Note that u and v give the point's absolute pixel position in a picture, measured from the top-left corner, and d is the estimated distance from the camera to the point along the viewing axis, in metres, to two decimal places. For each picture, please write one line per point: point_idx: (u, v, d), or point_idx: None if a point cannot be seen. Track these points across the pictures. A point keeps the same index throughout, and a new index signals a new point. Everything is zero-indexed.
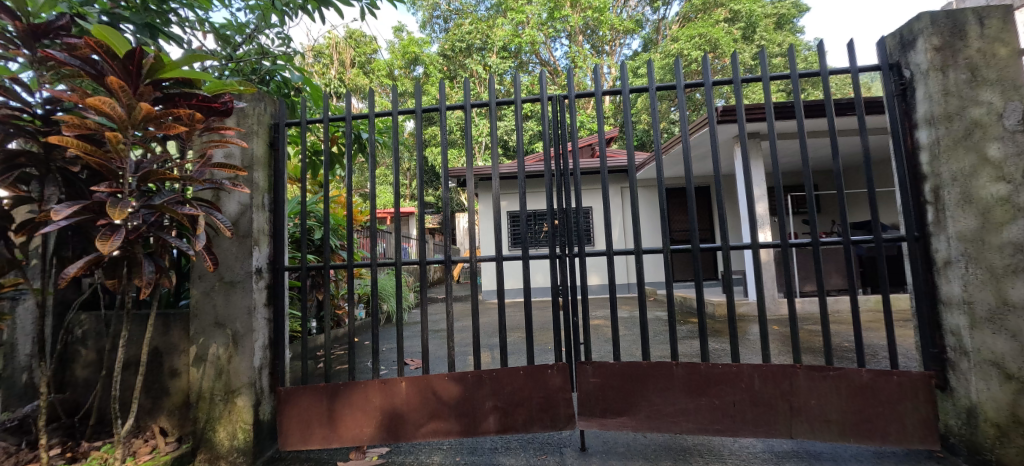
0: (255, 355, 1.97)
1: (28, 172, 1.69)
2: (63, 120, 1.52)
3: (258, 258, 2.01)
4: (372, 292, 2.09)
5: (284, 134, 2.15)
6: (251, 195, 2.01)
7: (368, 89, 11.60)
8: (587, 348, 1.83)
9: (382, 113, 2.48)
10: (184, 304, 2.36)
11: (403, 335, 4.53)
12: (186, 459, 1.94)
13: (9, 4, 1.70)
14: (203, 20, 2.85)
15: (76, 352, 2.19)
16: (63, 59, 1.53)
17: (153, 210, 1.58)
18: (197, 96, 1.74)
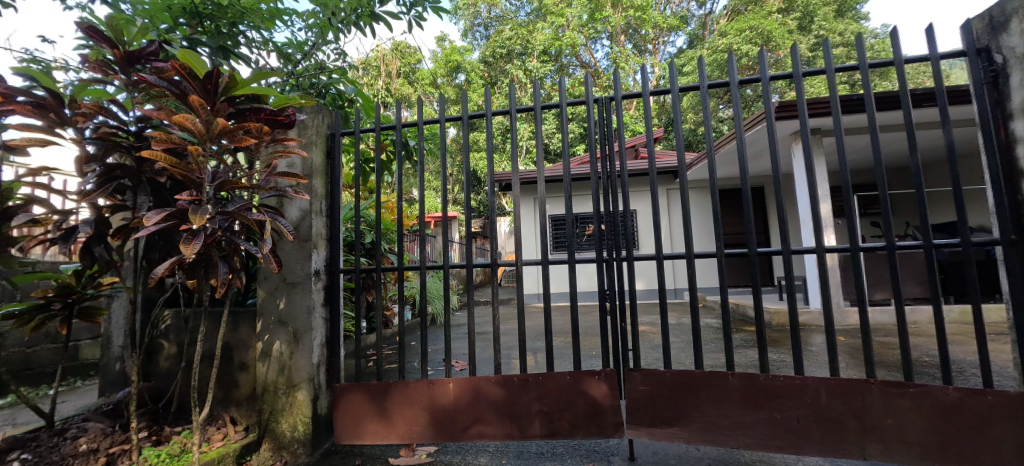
0: (314, 352, 2.08)
1: (123, 184, 1.89)
2: (153, 135, 1.69)
3: (316, 261, 2.13)
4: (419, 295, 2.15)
5: (339, 143, 2.27)
6: (310, 201, 2.14)
7: (413, 98, 11.99)
8: (636, 354, 1.78)
9: (429, 121, 2.55)
10: (251, 303, 2.55)
11: (449, 337, 4.63)
12: (253, 448, 2.08)
13: (109, 34, 1.92)
14: (267, 40, 3.08)
15: (160, 345, 2.41)
16: (153, 81, 1.71)
17: (227, 216, 1.72)
18: (264, 110, 1.88)
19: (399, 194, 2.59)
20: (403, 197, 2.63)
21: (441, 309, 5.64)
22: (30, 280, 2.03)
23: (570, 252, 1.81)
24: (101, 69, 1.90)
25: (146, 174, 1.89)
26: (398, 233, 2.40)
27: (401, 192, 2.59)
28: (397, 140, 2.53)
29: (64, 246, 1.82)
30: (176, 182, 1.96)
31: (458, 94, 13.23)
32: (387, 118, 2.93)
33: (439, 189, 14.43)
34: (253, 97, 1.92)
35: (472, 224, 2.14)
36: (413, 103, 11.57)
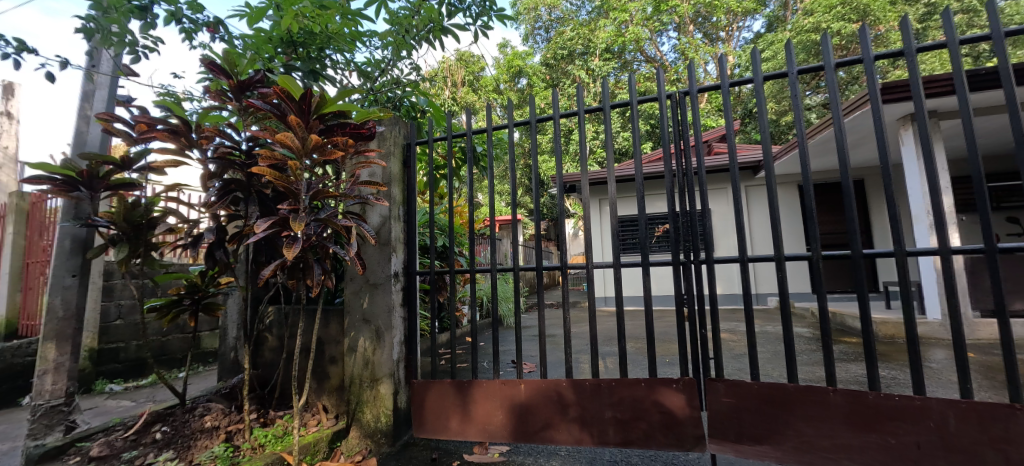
0: (394, 349, 2.22)
1: (237, 196, 2.16)
2: (260, 153, 1.91)
3: (395, 263, 2.28)
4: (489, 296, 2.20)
5: (414, 152, 2.40)
6: (389, 208, 2.28)
7: (476, 105, 12.32)
8: (718, 363, 1.67)
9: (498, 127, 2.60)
10: (340, 302, 2.77)
11: (518, 339, 4.68)
12: (342, 435, 2.26)
13: (224, 65, 2.20)
14: (349, 61, 3.35)
15: (265, 337, 2.72)
16: (259, 105, 1.93)
17: (320, 223, 1.89)
18: (350, 125, 2.05)
19: (469, 198, 2.68)
20: (473, 202, 2.71)
21: (509, 311, 5.71)
22: (167, 280, 2.40)
23: (644, 254, 1.75)
24: (218, 97, 2.19)
25: (255, 186, 2.15)
26: (468, 236, 2.48)
27: (471, 196, 2.68)
28: (468, 147, 2.63)
29: (193, 251, 2.13)
30: (278, 193, 2.20)
31: (521, 99, 13.36)
32: (456, 125, 3.05)
33: (505, 192, 14.67)
34: (340, 113, 2.09)
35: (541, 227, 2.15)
36: (477, 112, 11.90)
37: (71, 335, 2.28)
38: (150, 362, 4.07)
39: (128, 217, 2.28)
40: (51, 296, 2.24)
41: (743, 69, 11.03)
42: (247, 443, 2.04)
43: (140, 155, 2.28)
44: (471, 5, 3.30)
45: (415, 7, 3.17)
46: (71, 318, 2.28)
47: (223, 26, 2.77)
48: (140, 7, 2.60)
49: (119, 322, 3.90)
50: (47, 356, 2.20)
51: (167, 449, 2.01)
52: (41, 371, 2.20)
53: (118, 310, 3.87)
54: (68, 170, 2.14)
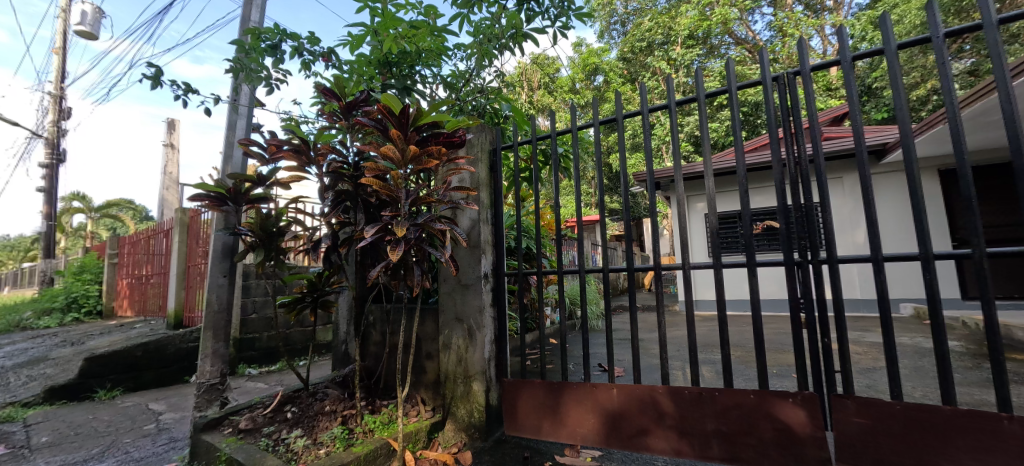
0: (485, 347, 2.30)
1: (348, 205, 2.40)
2: (367, 166, 2.10)
3: (485, 264, 2.37)
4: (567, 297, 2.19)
5: (501, 157, 2.47)
6: (478, 211, 2.38)
7: (551, 107, 12.32)
8: (847, 378, 1.46)
9: (567, 131, 2.53)
10: (434, 301, 2.95)
11: (603, 342, 4.54)
12: (439, 426, 2.40)
13: (335, 89, 2.48)
14: (437, 75, 3.56)
15: (371, 332, 2.99)
16: (366, 122, 2.14)
17: (418, 228, 2.03)
18: (443, 135, 2.19)
19: (555, 201, 2.66)
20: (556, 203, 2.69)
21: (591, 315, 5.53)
22: (293, 280, 2.76)
23: (748, 253, 1.60)
24: (331, 118, 2.46)
25: (362, 196, 2.38)
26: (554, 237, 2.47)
27: (556, 199, 2.66)
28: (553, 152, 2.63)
29: (313, 255, 2.42)
30: (381, 200, 2.41)
31: (598, 96, 13.07)
32: (538, 128, 3.07)
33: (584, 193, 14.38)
34: (433, 124, 2.23)
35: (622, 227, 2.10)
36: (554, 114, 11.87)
37: (223, 326, 2.72)
38: (280, 351, 4.69)
39: (263, 226, 2.66)
40: (209, 293, 2.70)
41: (859, 40, 9.59)
42: (360, 427, 2.26)
43: (270, 172, 2.65)
44: (549, 7, 3.32)
45: (496, 16, 3.27)
46: (223, 312, 2.73)
47: (333, 54, 3.12)
48: (271, 46, 3.04)
49: (255, 316, 4.54)
50: (207, 342, 2.66)
51: (296, 427, 2.30)
52: (203, 354, 2.66)
53: (253, 306, 4.50)
54: (220, 188, 2.57)
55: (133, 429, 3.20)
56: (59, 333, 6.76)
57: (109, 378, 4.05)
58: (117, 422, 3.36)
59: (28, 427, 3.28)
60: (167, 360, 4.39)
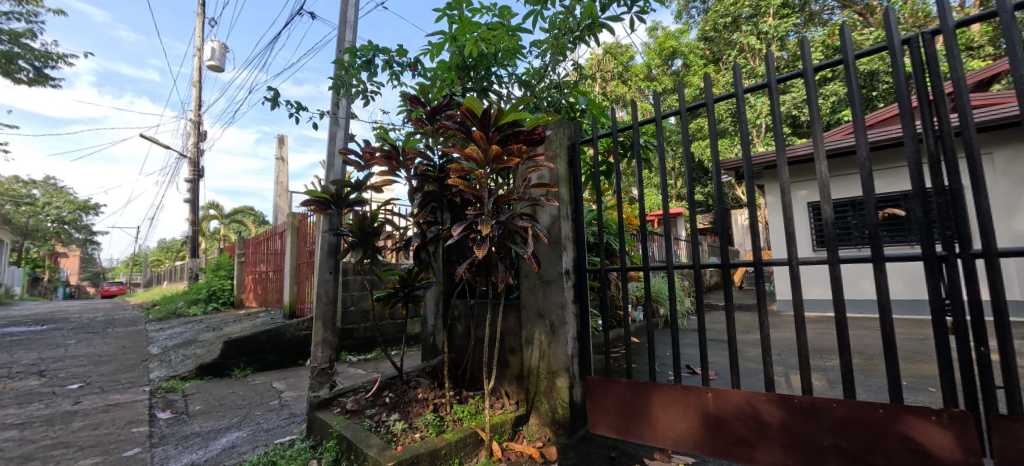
0: (568, 344, 2.28)
1: (434, 205, 2.52)
2: (452, 167, 2.19)
3: (566, 261, 2.35)
4: (649, 295, 2.07)
5: (579, 151, 2.43)
6: (558, 207, 2.37)
7: (625, 98, 11.87)
8: (1010, 394, 1.21)
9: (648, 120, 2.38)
10: (515, 296, 2.99)
11: (689, 342, 4.28)
12: (524, 420, 2.45)
13: (421, 97, 2.62)
14: (512, 75, 3.60)
15: (457, 326, 3.13)
16: (450, 124, 2.22)
17: (501, 225, 2.08)
18: (523, 133, 2.21)
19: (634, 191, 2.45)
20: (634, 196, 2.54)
21: None
22: (386, 275, 2.98)
23: (874, 246, 1.40)
24: (417, 123, 2.61)
25: (446, 196, 2.49)
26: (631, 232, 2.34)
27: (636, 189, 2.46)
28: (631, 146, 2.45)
29: (405, 253, 2.59)
30: (464, 200, 2.50)
31: (676, 82, 12.32)
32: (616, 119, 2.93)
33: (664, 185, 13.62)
34: (513, 122, 2.25)
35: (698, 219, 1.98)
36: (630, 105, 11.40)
37: (330, 316, 3.04)
38: (376, 340, 5.11)
39: (361, 227, 2.92)
40: (319, 287, 3.04)
41: None
42: (450, 416, 2.38)
43: (366, 177, 2.89)
44: None
45: (570, 9, 3.21)
46: (330, 304, 3.05)
47: (419, 63, 3.31)
48: (365, 62, 3.31)
49: (354, 308, 4.99)
50: (319, 331, 2.99)
51: (393, 411, 2.50)
52: (315, 342, 3.00)
53: (351, 299, 4.94)
54: (325, 194, 2.85)
55: (262, 403, 3.71)
56: (204, 320, 8.05)
57: (242, 359, 4.73)
58: (250, 396, 3.92)
59: (186, 396, 3.96)
60: (285, 345, 5.01)
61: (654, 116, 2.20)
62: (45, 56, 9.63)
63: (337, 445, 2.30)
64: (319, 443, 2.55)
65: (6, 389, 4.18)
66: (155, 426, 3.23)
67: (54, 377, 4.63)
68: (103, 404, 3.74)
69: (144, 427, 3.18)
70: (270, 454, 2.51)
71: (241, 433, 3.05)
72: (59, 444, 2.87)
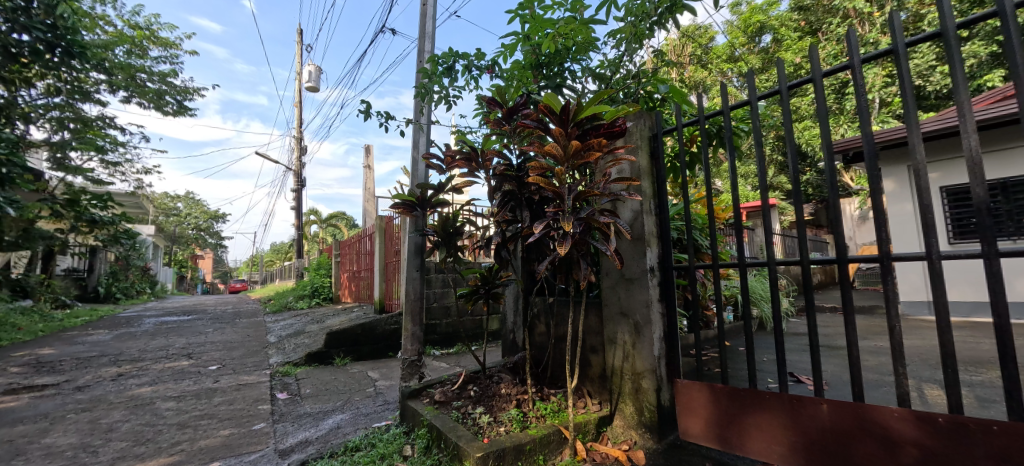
0: (654, 345, 2.17)
1: (513, 204, 2.54)
2: (531, 166, 2.20)
3: (650, 258, 2.24)
4: (744, 298, 1.85)
5: (662, 142, 2.30)
6: (641, 202, 2.27)
7: (706, 83, 11.06)
8: None
9: (739, 105, 2.05)
10: (596, 294, 2.92)
11: (791, 347, 3.87)
12: (608, 421, 2.39)
13: (499, 99, 2.68)
14: (586, 68, 3.52)
15: (536, 323, 3.15)
16: (529, 123, 2.24)
17: (582, 222, 2.03)
18: (603, 126, 2.15)
19: (709, 183, 2.14)
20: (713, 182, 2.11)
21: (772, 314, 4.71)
22: (469, 273, 3.08)
23: None
24: (495, 125, 2.67)
25: (525, 194, 2.51)
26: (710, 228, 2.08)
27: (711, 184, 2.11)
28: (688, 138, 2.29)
29: (486, 251, 2.65)
30: (543, 197, 2.50)
31: (765, 60, 11.22)
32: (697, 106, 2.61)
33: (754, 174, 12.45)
34: (593, 117, 2.20)
35: (803, 212, 1.67)
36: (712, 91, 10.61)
37: (418, 311, 3.23)
38: (457, 335, 5.33)
39: (444, 228, 3.06)
40: (408, 284, 3.24)
41: None
42: (532, 412, 2.40)
43: (448, 179, 3.01)
44: None
45: None
46: (417, 300, 3.25)
47: (495, 65, 3.38)
48: (446, 69, 3.45)
49: (437, 304, 5.24)
50: (409, 325, 3.19)
51: (478, 405, 2.58)
52: (405, 335, 3.21)
53: (435, 295, 5.20)
54: (411, 196, 3.03)
55: (360, 390, 4.06)
56: (309, 314, 9.02)
57: (342, 349, 5.22)
58: (350, 383, 4.32)
59: (298, 380, 4.47)
60: (377, 337, 5.43)
61: (748, 99, 1.90)
62: (184, 90, 11.49)
63: (428, 432, 2.44)
64: (411, 429, 2.73)
65: (166, 367, 5.06)
66: (276, 405, 3.69)
67: (199, 359, 5.50)
68: (235, 383, 4.36)
69: (267, 405, 3.64)
70: (369, 436, 2.73)
71: (344, 415, 3.36)
72: (205, 415, 3.41)
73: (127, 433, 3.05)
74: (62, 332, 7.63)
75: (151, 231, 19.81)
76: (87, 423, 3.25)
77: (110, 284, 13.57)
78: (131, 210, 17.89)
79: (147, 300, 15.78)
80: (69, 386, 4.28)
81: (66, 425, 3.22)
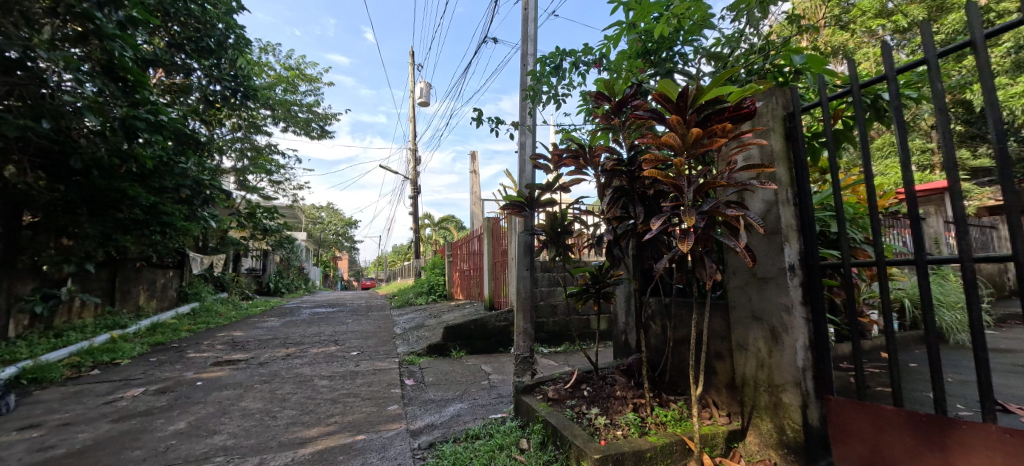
0: (797, 355, 1.89)
1: (624, 201, 2.44)
2: (645, 159, 2.08)
3: (789, 255, 1.95)
4: (925, 302, 1.48)
5: (801, 122, 1.98)
6: (775, 191, 2.00)
7: (846, 49, 9.41)
8: None
9: (908, 67, 1.65)
10: (719, 294, 2.67)
11: (988, 367, 3.06)
12: (739, 436, 2.17)
13: (608, 93, 2.60)
14: (699, 48, 3.24)
15: (651, 324, 2.99)
16: (641, 114, 2.11)
17: (706, 216, 1.85)
18: (727, 109, 1.94)
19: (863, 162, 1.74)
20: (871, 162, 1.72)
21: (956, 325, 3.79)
22: (578, 272, 3.05)
23: None
24: (604, 119, 2.59)
25: (638, 189, 2.38)
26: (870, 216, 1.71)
27: (870, 166, 1.67)
28: (830, 114, 1.90)
29: (597, 249, 2.58)
30: (657, 192, 2.36)
31: (933, 10, 9.11)
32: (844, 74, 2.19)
33: (920, 151, 10.19)
34: (715, 100, 2.01)
35: (1017, 194, 1.27)
36: (857, 56, 8.94)
37: (529, 308, 3.31)
38: (566, 334, 5.33)
39: (552, 227, 3.08)
40: (519, 282, 3.35)
41: None
42: (651, 418, 2.28)
43: (556, 178, 3.02)
44: None
45: None
46: (528, 298, 3.33)
47: (601, 58, 3.30)
48: (554, 68, 3.46)
49: (544, 302, 5.31)
50: (520, 322, 3.29)
51: (593, 405, 2.54)
52: (517, 332, 3.32)
53: (541, 294, 5.28)
54: (520, 197, 3.11)
55: (476, 382, 4.30)
56: (427, 309, 9.85)
57: (458, 343, 5.59)
58: (467, 375, 4.60)
59: (421, 369, 4.90)
60: (488, 333, 5.70)
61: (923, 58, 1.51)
62: (326, 117, 13.49)
63: (543, 429, 2.47)
64: (526, 424, 2.80)
65: (319, 351, 5.98)
66: (405, 390, 4.11)
67: (343, 345, 6.39)
68: (372, 368, 4.96)
69: (399, 389, 4.07)
70: (488, 427, 2.87)
71: (463, 404, 3.60)
72: (350, 393, 3.94)
73: (295, 403, 3.67)
74: (247, 318, 9.52)
75: (304, 236, 23.62)
76: (268, 392, 4.00)
77: (278, 280, 16.55)
78: (290, 220, 21.55)
79: (303, 294, 18.88)
80: (254, 362, 5.32)
81: (254, 393, 3.99)
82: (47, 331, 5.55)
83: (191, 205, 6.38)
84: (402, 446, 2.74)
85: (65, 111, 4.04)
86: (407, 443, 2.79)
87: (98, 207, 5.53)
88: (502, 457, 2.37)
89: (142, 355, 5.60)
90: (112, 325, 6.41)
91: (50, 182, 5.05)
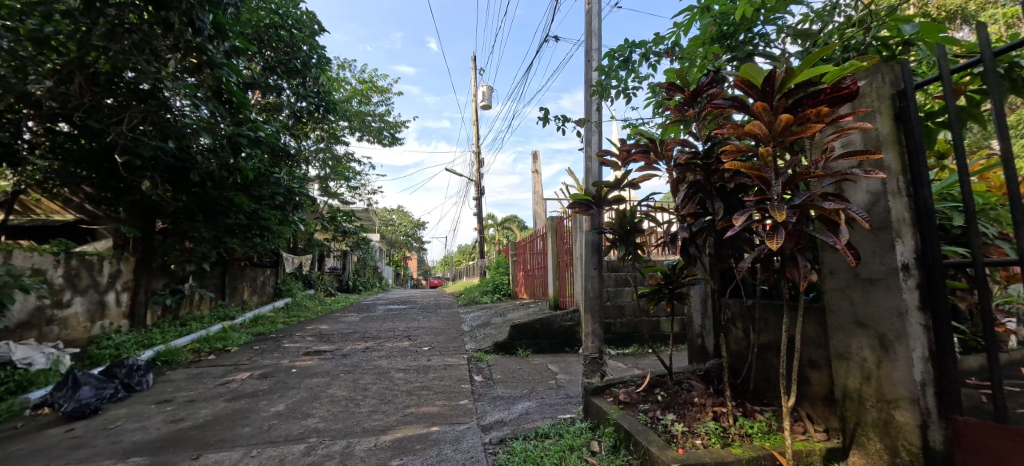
0: (914, 368, 1.66)
1: (701, 196, 2.29)
2: (725, 150, 1.94)
3: (901, 253, 1.71)
4: None
5: (914, 100, 1.73)
6: (882, 181, 1.76)
7: (964, 14, 8.09)
8: None
9: None
10: (812, 297, 2.42)
11: None
12: (840, 455, 1.95)
13: (681, 82, 2.46)
14: (783, 27, 2.97)
15: (731, 328, 2.79)
16: (721, 102, 1.97)
17: (798, 210, 1.68)
18: (824, 91, 1.74)
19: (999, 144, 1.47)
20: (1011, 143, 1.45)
21: None
22: (649, 272, 2.93)
23: None
24: (677, 111, 2.46)
25: (715, 183, 2.23)
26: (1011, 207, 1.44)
27: (1008, 148, 1.41)
28: (954, 88, 1.63)
29: (671, 248, 2.46)
30: (738, 186, 2.19)
31: None
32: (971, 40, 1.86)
33: None
34: (808, 82, 1.81)
35: None
36: (981, 19, 7.61)
37: (597, 309, 3.24)
38: (634, 336, 5.15)
39: (621, 225, 2.98)
40: (587, 282, 3.29)
41: None
42: (734, 429, 2.13)
43: (625, 175, 2.93)
44: None
45: None
46: (596, 298, 3.26)
47: (673, 47, 3.14)
48: (622, 61, 3.36)
49: (611, 303, 5.17)
50: (588, 323, 3.23)
51: (668, 411, 2.43)
52: (586, 332, 3.26)
53: (609, 294, 5.15)
54: (587, 195, 3.05)
55: (543, 381, 4.31)
56: (493, 307, 10.05)
57: (524, 341, 5.62)
58: (534, 374, 4.62)
59: (489, 366, 5.01)
60: (554, 332, 5.68)
61: None
62: (396, 125, 14.30)
63: (615, 432, 2.41)
64: (597, 426, 2.75)
65: (394, 345, 6.34)
66: (474, 385, 4.21)
67: (416, 341, 6.72)
68: (443, 363, 5.16)
69: (468, 385, 4.19)
70: (557, 427, 2.85)
71: (531, 403, 3.61)
72: (423, 386, 4.13)
73: (375, 393, 3.92)
74: (331, 313, 10.36)
75: (378, 237, 25.21)
76: (351, 381, 4.32)
77: (356, 278, 17.84)
78: (365, 222, 23.10)
79: (378, 291, 20.17)
80: (338, 353, 5.78)
81: (339, 381, 4.33)
82: (174, 321, 6.47)
83: (284, 211, 7.10)
84: (473, 440, 2.82)
85: (185, 131, 4.63)
86: (478, 438, 2.86)
87: (212, 213, 6.34)
88: (572, 457, 2.35)
89: (247, 343, 6.32)
90: (223, 316, 7.31)
91: (175, 194, 5.87)
